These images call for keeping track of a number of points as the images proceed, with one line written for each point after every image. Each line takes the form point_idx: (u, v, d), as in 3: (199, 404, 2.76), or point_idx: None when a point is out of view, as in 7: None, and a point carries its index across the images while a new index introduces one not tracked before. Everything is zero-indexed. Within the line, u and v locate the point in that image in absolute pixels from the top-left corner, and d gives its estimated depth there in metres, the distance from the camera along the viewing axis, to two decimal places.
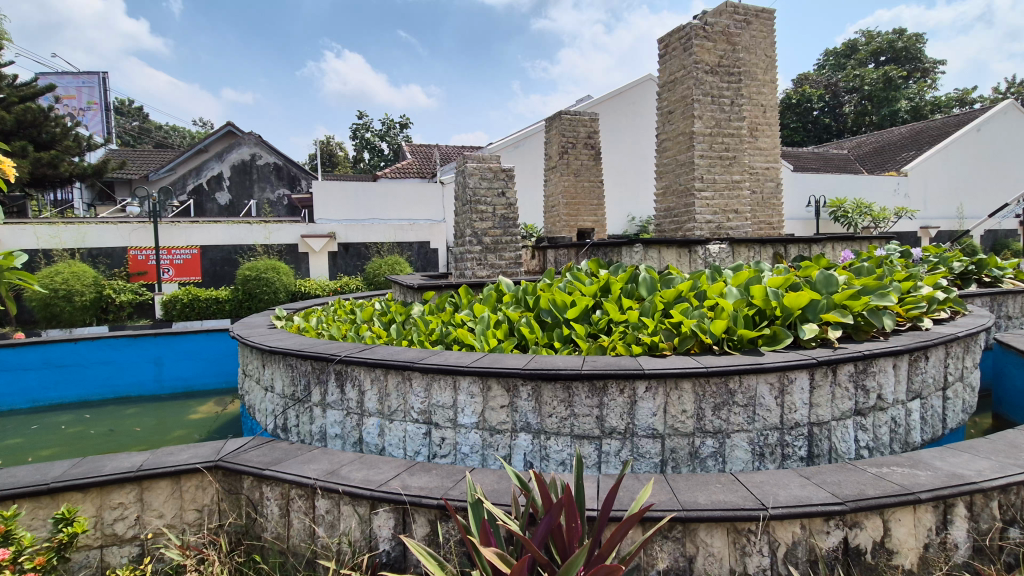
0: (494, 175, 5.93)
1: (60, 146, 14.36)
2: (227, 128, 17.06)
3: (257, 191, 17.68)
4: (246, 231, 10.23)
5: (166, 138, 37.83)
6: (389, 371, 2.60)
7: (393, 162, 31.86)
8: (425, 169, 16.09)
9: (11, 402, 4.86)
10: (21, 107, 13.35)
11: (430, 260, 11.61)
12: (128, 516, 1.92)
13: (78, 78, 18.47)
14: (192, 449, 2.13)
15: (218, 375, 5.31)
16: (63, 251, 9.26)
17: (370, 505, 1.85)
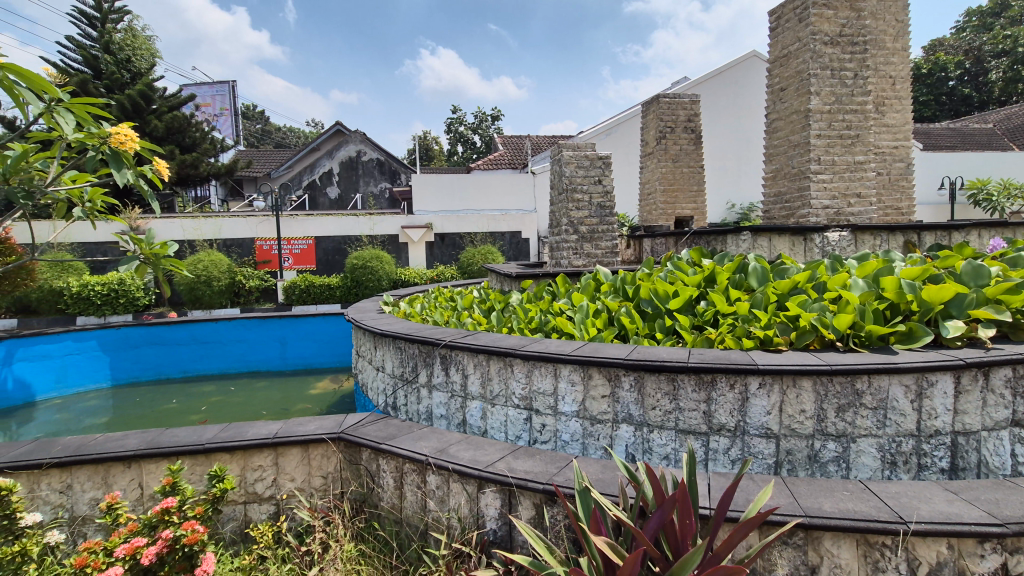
0: (591, 162, 5.84)
1: (200, 149, 16.25)
2: (336, 128, 18.37)
3: (361, 185, 18.88)
4: (354, 223, 11.00)
5: (282, 138, 41.48)
6: (492, 357, 2.65)
7: (485, 154, 32.52)
8: (516, 160, 16.26)
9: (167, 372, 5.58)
10: (170, 115, 15.27)
11: (521, 249, 11.71)
12: (266, 478, 2.12)
13: (213, 88, 20.76)
14: (318, 421, 2.31)
15: (332, 355, 5.78)
16: (204, 242, 10.45)
17: (478, 484, 1.90)
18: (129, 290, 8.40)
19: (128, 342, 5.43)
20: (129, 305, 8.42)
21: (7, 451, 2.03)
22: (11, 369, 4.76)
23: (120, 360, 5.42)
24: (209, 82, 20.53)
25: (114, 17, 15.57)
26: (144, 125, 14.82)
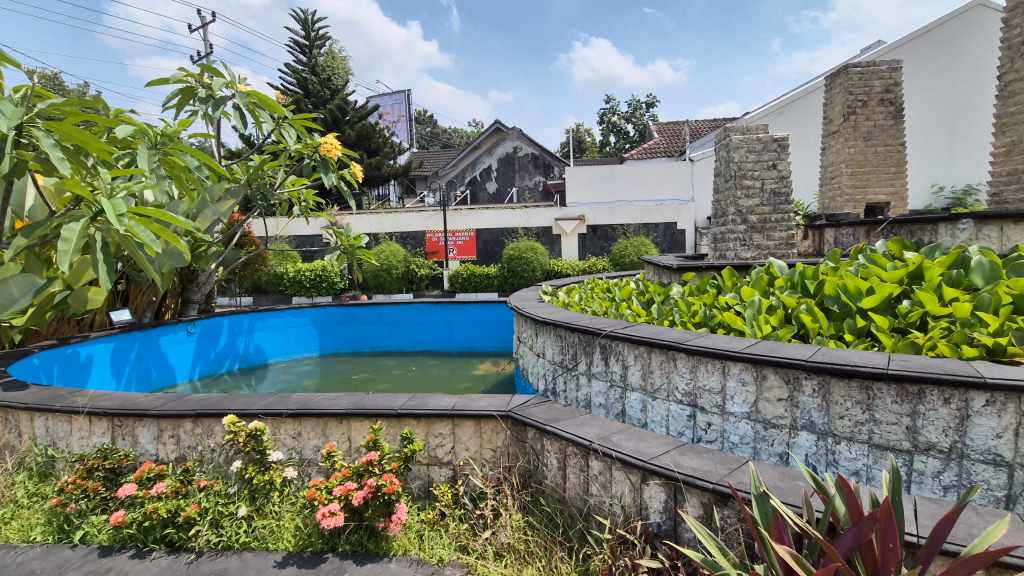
0: (764, 146, 5.35)
1: (382, 153, 18.40)
2: (496, 126, 19.37)
3: (516, 179, 19.68)
4: (511, 216, 11.56)
5: (446, 139, 45.05)
6: (654, 349, 2.61)
7: (638, 143, 31.63)
8: (674, 147, 15.54)
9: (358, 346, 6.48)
10: (360, 125, 17.55)
11: (677, 241, 11.17)
12: (445, 445, 2.37)
13: (391, 97, 23.29)
14: (489, 399, 2.50)
15: (493, 340, 6.18)
16: (385, 234, 11.85)
17: (641, 475, 1.90)
18: (329, 276, 10.08)
19: (332, 320, 6.34)
20: (329, 289, 10.13)
21: (256, 401, 2.45)
22: (251, 338, 5.72)
23: (326, 335, 6.36)
24: (389, 92, 23.09)
25: (319, 43, 18.35)
26: (340, 134, 17.30)
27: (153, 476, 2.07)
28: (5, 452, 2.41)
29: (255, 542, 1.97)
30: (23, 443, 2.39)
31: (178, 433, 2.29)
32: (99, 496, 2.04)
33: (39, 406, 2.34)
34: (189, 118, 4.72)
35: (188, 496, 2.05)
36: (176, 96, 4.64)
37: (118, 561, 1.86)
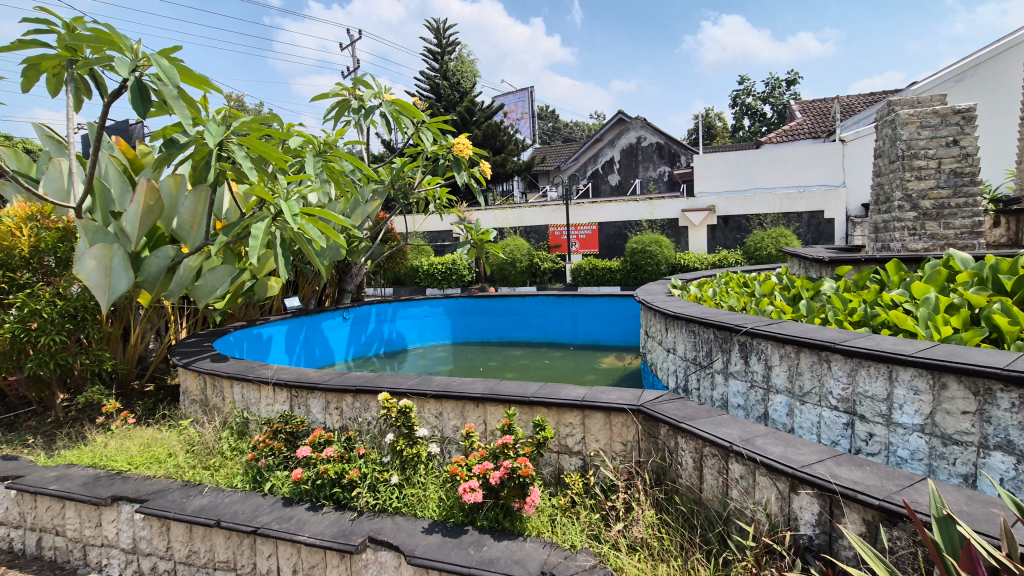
0: (942, 119, 4.62)
1: (506, 150, 19.00)
2: (619, 116, 19.01)
3: (640, 171, 19.13)
4: (635, 208, 11.30)
5: (567, 133, 45.16)
6: (803, 349, 2.40)
7: (777, 125, 28.99)
8: (821, 127, 14.01)
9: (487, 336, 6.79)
10: (486, 124, 18.31)
11: (823, 232, 10.07)
12: (575, 435, 2.38)
13: (516, 95, 23.91)
14: (619, 392, 2.47)
15: (618, 334, 6.11)
16: (510, 229, 12.30)
17: (790, 484, 1.75)
18: (459, 269, 10.69)
19: (463, 310, 6.72)
20: (458, 281, 10.73)
21: (403, 381, 2.69)
22: (394, 325, 6.28)
23: (458, 324, 6.75)
24: (513, 90, 23.75)
25: (449, 49, 19.44)
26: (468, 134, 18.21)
27: (323, 441, 2.38)
28: (214, 412, 2.93)
29: (405, 508, 2.17)
30: (226, 405, 2.87)
31: (342, 405, 2.60)
32: (282, 455, 2.39)
33: (237, 375, 2.79)
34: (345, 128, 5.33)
35: (350, 461, 2.32)
36: (334, 109, 5.25)
37: (296, 511, 2.14)
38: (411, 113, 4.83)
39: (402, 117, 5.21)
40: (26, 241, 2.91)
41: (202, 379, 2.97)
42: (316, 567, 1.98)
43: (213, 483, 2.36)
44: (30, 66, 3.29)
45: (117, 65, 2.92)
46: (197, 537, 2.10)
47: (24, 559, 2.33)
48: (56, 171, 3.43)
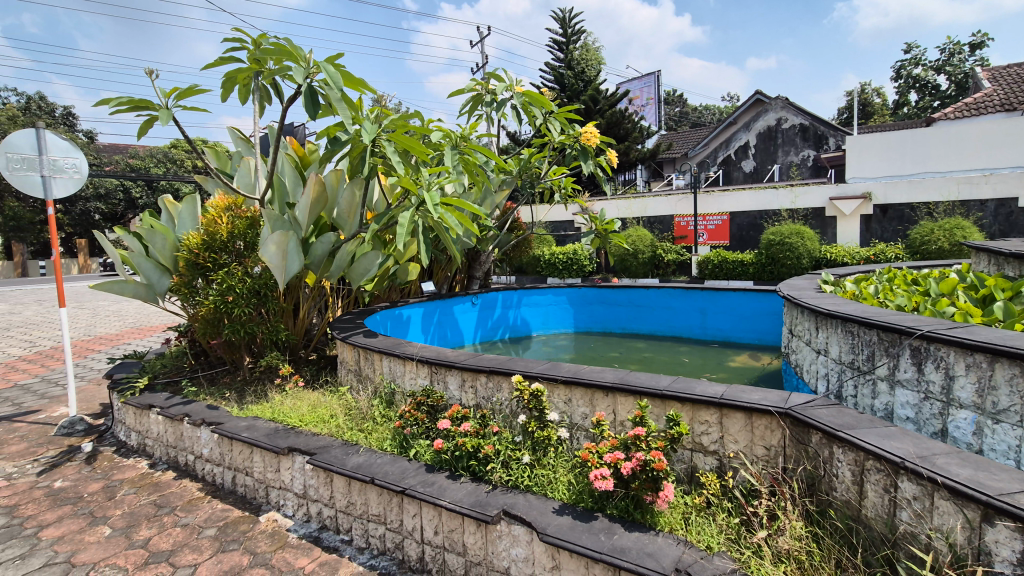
0: None
1: (631, 138, 18.55)
2: (756, 97, 17.58)
3: (779, 156, 17.51)
4: (773, 197, 10.39)
5: (695, 118, 42.63)
6: (999, 359, 2.03)
7: (954, 98, 24.72)
8: (1017, 97, 11.68)
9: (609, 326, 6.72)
10: (610, 112, 18.00)
11: (1016, 224, 8.37)
12: (712, 433, 2.25)
13: (641, 81, 23.13)
14: (763, 392, 2.27)
15: (752, 332, 5.70)
16: (633, 219, 12.03)
17: (982, 513, 1.50)
18: (579, 259, 10.74)
19: (586, 300, 6.72)
20: (578, 271, 10.78)
21: (534, 365, 2.76)
22: (519, 312, 6.50)
23: (581, 313, 6.77)
24: (639, 76, 23.01)
25: (574, 39, 19.37)
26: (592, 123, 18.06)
27: (460, 416, 2.54)
28: (366, 381, 3.26)
29: (536, 487, 2.23)
30: (377, 376, 3.19)
31: (477, 384, 2.75)
32: (425, 425, 2.60)
33: (387, 350, 3.08)
34: (478, 122, 5.59)
35: (485, 437, 2.44)
36: (469, 104, 5.52)
37: (437, 478, 2.30)
38: (541, 101, 4.89)
39: (532, 108, 5.32)
40: (225, 228, 3.48)
41: (357, 352, 3.32)
42: (455, 532, 2.12)
43: (367, 445, 2.64)
44: (228, 79, 3.90)
45: (294, 74, 3.36)
46: (355, 490, 2.36)
47: (223, 491, 2.79)
48: (246, 167, 4.06)
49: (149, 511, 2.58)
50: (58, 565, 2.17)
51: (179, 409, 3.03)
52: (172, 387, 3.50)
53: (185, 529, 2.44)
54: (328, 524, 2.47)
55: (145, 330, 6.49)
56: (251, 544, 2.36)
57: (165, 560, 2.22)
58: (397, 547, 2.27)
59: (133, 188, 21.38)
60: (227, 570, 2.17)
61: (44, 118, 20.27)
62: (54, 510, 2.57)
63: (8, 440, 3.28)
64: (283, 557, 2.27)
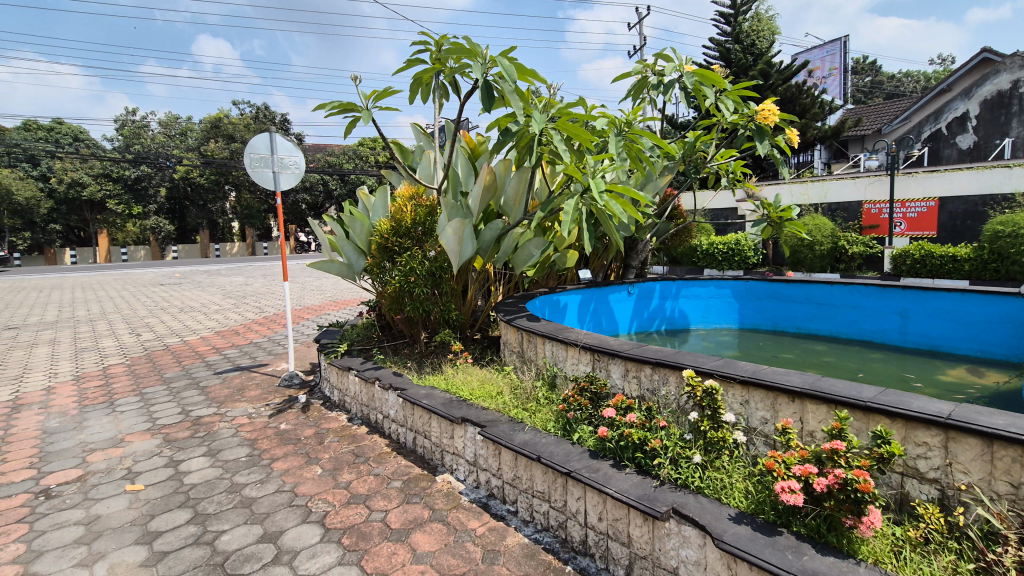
0: None
1: (809, 114, 16.55)
2: (983, 55, 14.33)
3: (1013, 126, 13.77)
4: (1004, 177, 8.42)
5: (892, 86, 36.24)
6: None
7: None
8: None
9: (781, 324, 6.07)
10: (784, 87, 16.15)
11: None
12: (931, 459, 1.89)
13: (824, 49, 20.28)
14: (1009, 417, 1.83)
15: (972, 341, 4.76)
16: (810, 206, 10.72)
17: None
18: (742, 249, 9.88)
19: (753, 294, 6.15)
20: (741, 263, 9.94)
21: (706, 360, 2.60)
22: (677, 303, 6.22)
23: (747, 308, 6.23)
24: (820, 45, 20.29)
25: (745, 8, 17.64)
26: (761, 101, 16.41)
27: (625, 407, 2.49)
28: (529, 363, 3.39)
29: (708, 490, 2.10)
30: (539, 358, 3.29)
31: (641, 375, 2.69)
32: (589, 410, 2.62)
33: (550, 334, 3.15)
34: (642, 106, 5.41)
35: (652, 430, 2.37)
36: (634, 88, 5.36)
37: (602, 464, 2.30)
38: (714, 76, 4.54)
39: (703, 87, 4.98)
40: (410, 215, 3.86)
41: (520, 334, 3.46)
42: (619, 521, 2.09)
43: (532, 424, 2.74)
44: (415, 80, 4.30)
45: (474, 70, 3.58)
46: (521, 465, 2.47)
47: (405, 449, 3.14)
48: (427, 160, 4.47)
49: (349, 458, 3.01)
50: (286, 492, 2.64)
51: (371, 373, 3.47)
52: (364, 353, 4.03)
53: (377, 478, 2.79)
54: (495, 493, 2.63)
55: (341, 303, 7.58)
56: (430, 500, 2.62)
57: (363, 502, 2.57)
58: (561, 526, 2.33)
59: (329, 181, 24.87)
60: (411, 520, 2.44)
61: (268, 125, 24.55)
62: (281, 447, 3.12)
63: (248, 385, 4.08)
64: (457, 517, 2.48)
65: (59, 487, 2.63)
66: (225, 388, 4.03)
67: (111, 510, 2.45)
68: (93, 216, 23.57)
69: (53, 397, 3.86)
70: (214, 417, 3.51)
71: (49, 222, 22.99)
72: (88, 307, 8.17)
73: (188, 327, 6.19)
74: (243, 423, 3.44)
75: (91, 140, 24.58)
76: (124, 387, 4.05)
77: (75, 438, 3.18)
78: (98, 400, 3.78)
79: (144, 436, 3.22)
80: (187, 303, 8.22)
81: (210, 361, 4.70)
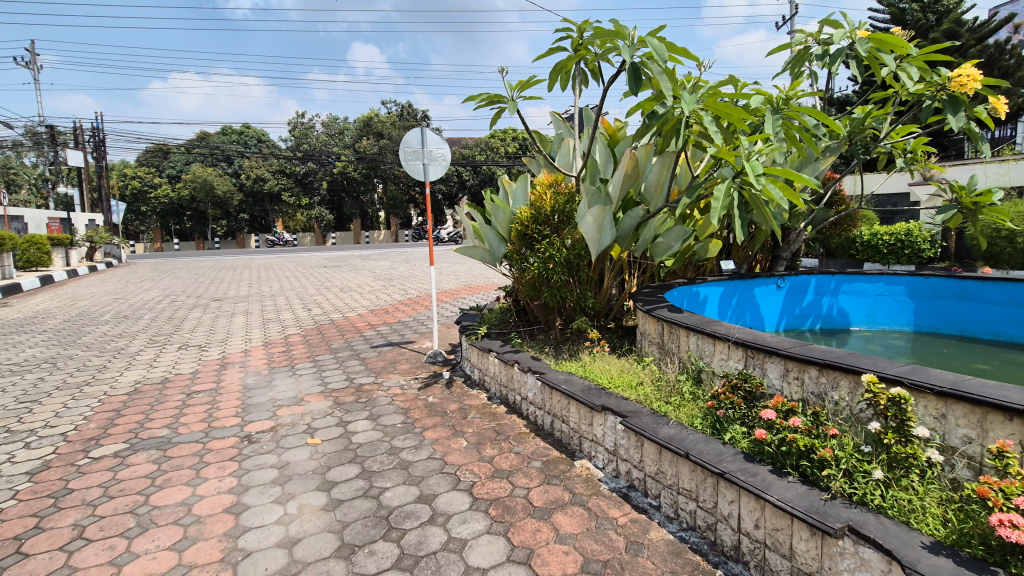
0: None
1: (1015, 77, 13.75)
2: None
3: None
4: None
5: None
6: None
7: None
8: None
9: (972, 330, 5.15)
10: (979, 48, 13.60)
11: None
12: None
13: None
14: None
15: None
16: (1010, 188, 8.96)
17: None
18: (915, 241, 8.50)
19: (935, 293, 5.24)
20: (913, 256, 8.59)
21: (888, 365, 2.27)
22: (836, 300, 5.56)
23: (925, 309, 5.35)
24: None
25: None
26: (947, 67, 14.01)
27: (788, 409, 2.30)
28: (670, 355, 3.26)
29: (892, 511, 1.84)
30: (683, 351, 3.15)
31: (803, 376, 2.45)
32: (742, 410, 2.45)
33: (696, 327, 2.99)
34: (801, 80, 4.87)
35: (820, 438, 2.14)
36: (792, 61, 4.84)
37: (760, 468, 2.12)
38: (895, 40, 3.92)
39: (880, 54, 4.33)
40: (549, 202, 3.87)
41: (661, 325, 3.33)
42: (780, 532, 1.92)
43: (677, 419, 2.64)
44: (556, 68, 4.31)
45: (621, 53, 3.49)
46: (666, 460, 2.38)
47: (543, 432, 3.20)
48: (566, 149, 4.47)
49: (491, 434, 3.16)
50: (437, 459, 2.85)
51: (511, 356, 3.59)
52: (502, 336, 4.18)
53: (518, 457, 2.90)
54: (636, 485, 2.58)
55: (476, 287, 7.98)
56: (569, 483, 2.65)
57: (506, 478, 2.68)
58: (709, 528, 2.20)
59: (463, 172, 26.17)
60: (552, 500, 2.49)
61: (411, 123, 26.46)
62: (431, 418, 3.37)
63: (399, 360, 4.48)
64: (598, 504, 2.48)
65: (257, 435, 3.12)
66: (380, 361, 4.47)
67: (297, 458, 2.84)
68: (271, 207, 27.51)
69: (250, 359, 4.59)
70: (373, 385, 3.91)
71: (240, 212, 27.37)
72: (271, 284, 9.56)
73: (348, 304, 6.98)
74: (397, 392, 3.78)
75: (270, 142, 28.69)
76: (301, 354, 4.68)
77: (267, 394, 3.75)
78: (282, 364, 4.42)
79: (319, 397, 3.69)
80: (346, 283, 9.27)
81: (367, 336, 5.24)
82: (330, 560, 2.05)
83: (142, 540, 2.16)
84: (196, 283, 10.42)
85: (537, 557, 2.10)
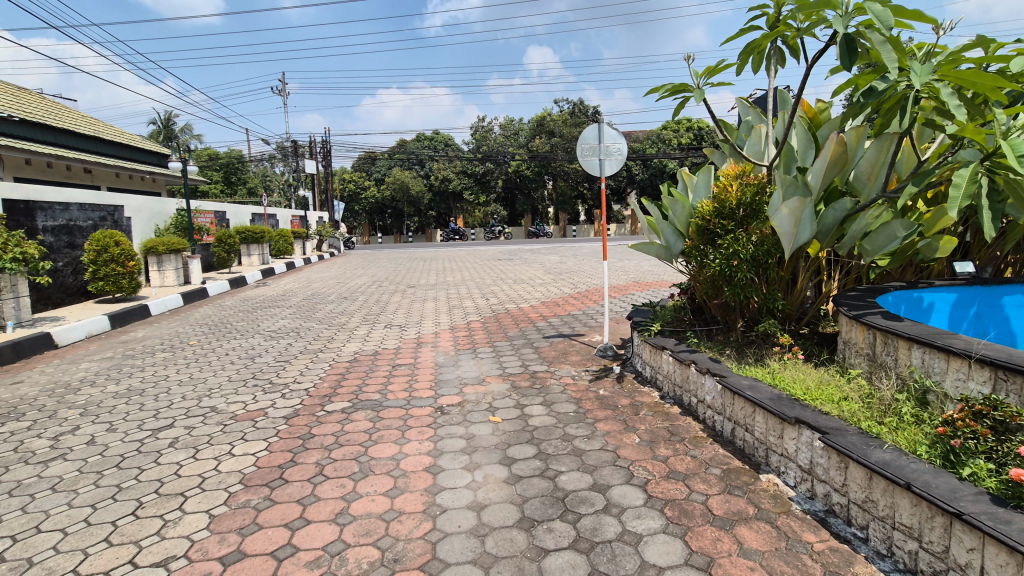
0: None
1: None
2: None
3: None
4: None
5: None
6: None
7: None
8: None
9: None
10: None
11: None
12: None
13: None
14: None
15: None
16: None
17: None
18: None
19: None
20: None
21: None
22: None
23: None
24: None
25: None
26: None
27: None
28: (884, 370, 2.82)
29: None
30: (902, 366, 2.70)
31: None
32: (990, 443, 2.01)
33: (922, 338, 2.54)
34: None
35: None
36: None
37: (1016, 516, 1.71)
38: None
39: None
40: (735, 194, 3.59)
41: (872, 334, 2.88)
42: None
43: (894, 443, 2.28)
44: (748, 49, 3.98)
45: (833, 24, 3.08)
46: (878, 488, 2.07)
47: (722, 438, 3.02)
48: (757, 136, 4.11)
49: (664, 434, 3.09)
50: (610, 451, 2.89)
51: (687, 355, 3.45)
52: (677, 334, 4.03)
53: (694, 460, 2.79)
54: (837, 511, 2.29)
55: (645, 284, 7.82)
56: (754, 497, 2.47)
57: (682, 480, 2.60)
58: None
59: (633, 166, 25.71)
60: (734, 512, 2.35)
61: (582, 118, 26.81)
62: (602, 410, 3.42)
63: (571, 351, 4.62)
64: (788, 524, 2.27)
65: (448, 407, 3.51)
66: (553, 350, 4.66)
67: (481, 433, 3.13)
68: (455, 204, 30.26)
69: (440, 340, 5.16)
70: (546, 373, 4.11)
71: (428, 210, 30.61)
72: (455, 274, 10.56)
73: (521, 295, 7.40)
74: (569, 382, 3.92)
75: (454, 146, 31.55)
76: (482, 339, 5.10)
77: (455, 372, 4.18)
78: (466, 347, 4.87)
79: (498, 379, 4.00)
80: (518, 276, 9.83)
81: (539, 326, 5.50)
82: (513, 529, 2.22)
83: (364, 483, 2.58)
84: (395, 271, 12.00)
85: (718, 566, 2.01)
